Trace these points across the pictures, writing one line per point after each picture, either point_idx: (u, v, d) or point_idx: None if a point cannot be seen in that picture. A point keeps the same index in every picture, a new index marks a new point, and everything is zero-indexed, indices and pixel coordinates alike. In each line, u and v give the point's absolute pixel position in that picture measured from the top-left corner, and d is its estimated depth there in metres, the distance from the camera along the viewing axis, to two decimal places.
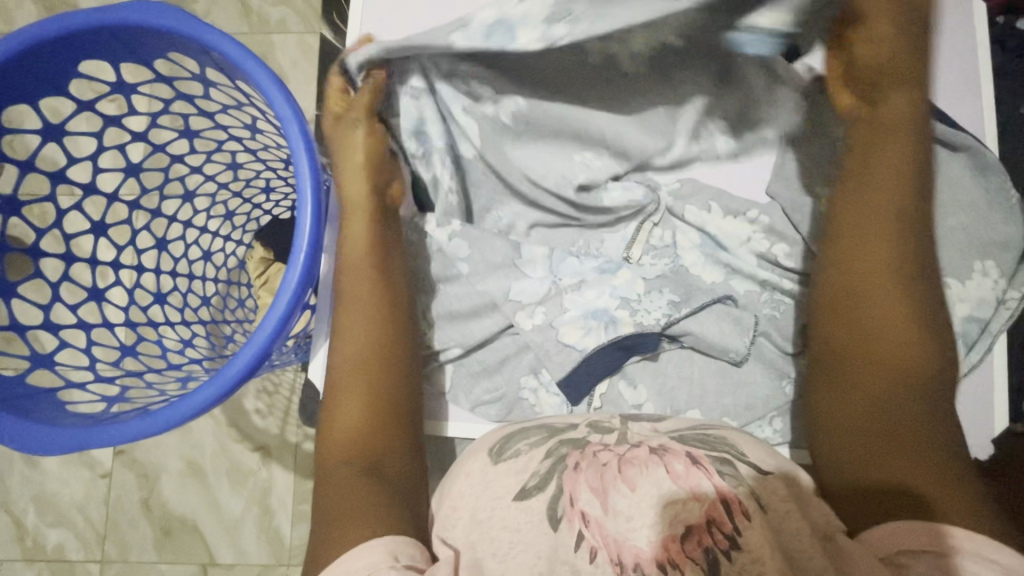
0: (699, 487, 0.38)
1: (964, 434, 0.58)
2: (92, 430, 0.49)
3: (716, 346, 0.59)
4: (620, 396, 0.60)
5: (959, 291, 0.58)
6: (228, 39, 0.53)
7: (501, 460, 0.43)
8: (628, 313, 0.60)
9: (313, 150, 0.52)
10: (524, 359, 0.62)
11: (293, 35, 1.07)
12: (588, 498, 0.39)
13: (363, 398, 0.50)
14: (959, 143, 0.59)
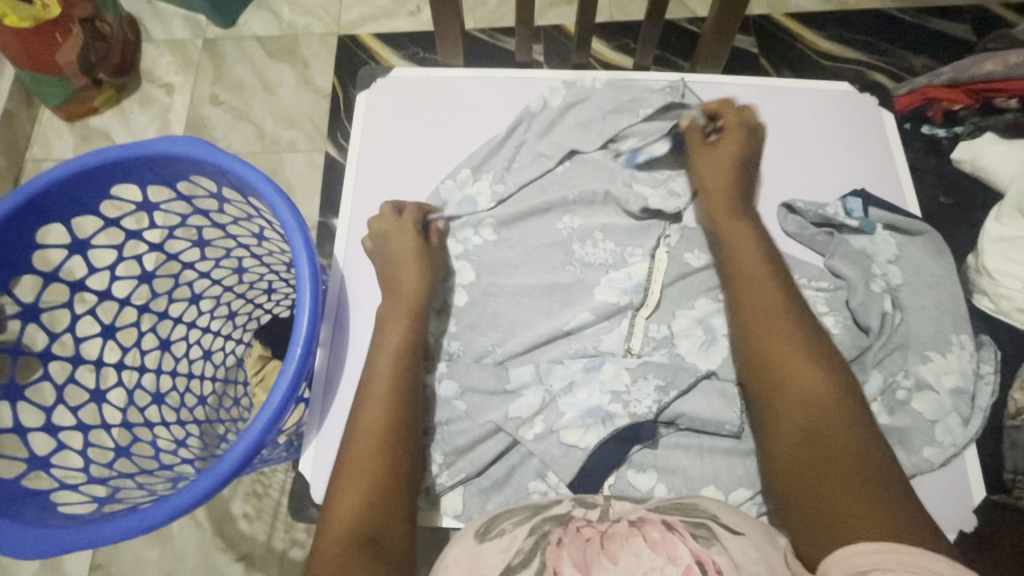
0: (676, 553, 0.38)
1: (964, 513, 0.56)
2: (80, 530, 0.49)
3: (710, 422, 0.57)
4: (631, 486, 0.57)
5: (942, 364, 0.58)
6: (244, 165, 0.62)
7: (487, 538, 0.44)
8: (621, 405, 0.57)
9: (312, 254, 0.58)
10: (529, 463, 0.59)
11: (301, 154, 1.20)
12: (571, 573, 0.39)
13: (380, 445, 0.51)
14: (913, 229, 0.63)
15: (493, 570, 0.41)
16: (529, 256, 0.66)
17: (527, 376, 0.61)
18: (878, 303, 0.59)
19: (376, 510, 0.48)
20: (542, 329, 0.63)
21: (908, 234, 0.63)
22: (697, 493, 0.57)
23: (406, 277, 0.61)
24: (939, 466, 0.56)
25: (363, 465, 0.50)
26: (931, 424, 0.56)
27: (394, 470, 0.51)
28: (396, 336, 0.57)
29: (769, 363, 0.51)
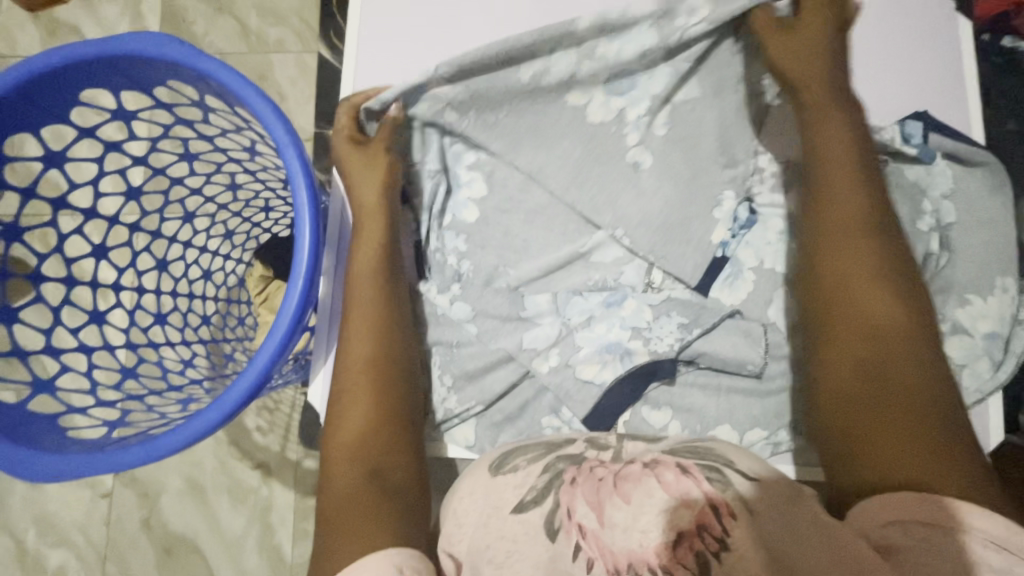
0: (689, 494, 0.37)
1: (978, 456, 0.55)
2: (93, 456, 0.49)
3: (732, 362, 0.56)
4: (646, 423, 0.56)
5: (982, 308, 0.55)
6: (226, 69, 0.54)
7: (500, 473, 0.45)
8: (642, 342, 0.56)
9: (310, 172, 0.53)
10: (543, 399, 0.58)
11: (292, 54, 1.08)
12: (586, 511, 0.39)
13: (365, 368, 0.51)
14: (976, 159, 0.57)
15: (506, 505, 0.42)
16: (548, 178, 0.59)
17: (543, 305, 0.59)
18: (925, 244, 0.55)
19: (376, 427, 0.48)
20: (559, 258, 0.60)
21: (969, 164, 0.57)
22: (711, 431, 0.56)
23: (363, 196, 0.57)
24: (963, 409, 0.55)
25: (353, 390, 0.50)
26: (959, 368, 0.54)
27: (388, 393, 0.50)
28: (366, 257, 0.55)
29: (841, 317, 0.47)
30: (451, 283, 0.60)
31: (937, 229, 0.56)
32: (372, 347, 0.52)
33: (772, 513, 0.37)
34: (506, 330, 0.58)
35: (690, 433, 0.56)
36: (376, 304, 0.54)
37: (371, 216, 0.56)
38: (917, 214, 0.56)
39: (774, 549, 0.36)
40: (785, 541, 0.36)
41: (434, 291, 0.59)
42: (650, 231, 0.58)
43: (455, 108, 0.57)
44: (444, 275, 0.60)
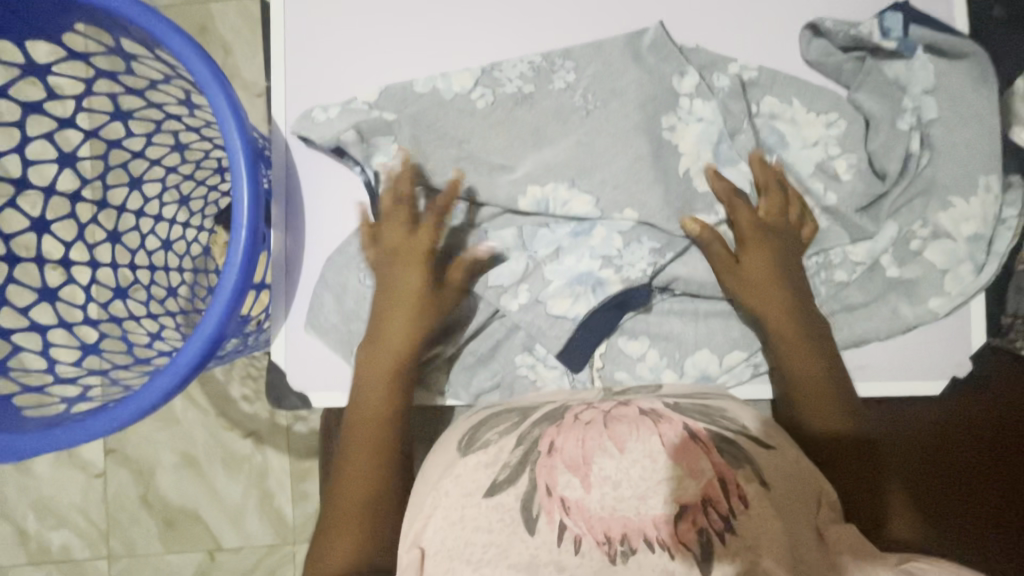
0: (698, 466, 0.37)
1: (957, 357, 0.55)
2: (48, 432, 0.47)
3: (708, 283, 0.55)
4: (622, 354, 0.56)
5: (964, 210, 0.54)
6: (132, 2, 0.48)
7: (471, 450, 0.43)
8: (613, 271, 0.55)
9: (241, 116, 0.47)
10: (515, 339, 0.56)
11: (234, 3, 1.00)
12: (567, 482, 0.38)
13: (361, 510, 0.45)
14: (958, 51, 0.55)
15: (481, 482, 0.40)
16: (506, 112, 0.57)
17: (507, 240, 0.56)
18: (903, 148, 0.54)
19: (370, 534, 0.44)
20: (522, 199, 0.56)
21: (950, 58, 0.54)
22: (689, 356, 0.55)
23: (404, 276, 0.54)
24: (944, 314, 0.54)
25: (343, 526, 0.45)
26: (941, 274, 0.54)
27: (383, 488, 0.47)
28: (393, 338, 0.53)
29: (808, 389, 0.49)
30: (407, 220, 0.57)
31: (918, 128, 0.54)
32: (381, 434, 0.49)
33: (790, 499, 0.38)
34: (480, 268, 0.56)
35: (668, 360, 0.56)
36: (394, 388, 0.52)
37: (391, 352, 0.53)
38: (894, 115, 0.54)
39: (786, 532, 0.37)
40: (796, 533, 0.37)
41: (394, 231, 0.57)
42: (624, 155, 0.56)
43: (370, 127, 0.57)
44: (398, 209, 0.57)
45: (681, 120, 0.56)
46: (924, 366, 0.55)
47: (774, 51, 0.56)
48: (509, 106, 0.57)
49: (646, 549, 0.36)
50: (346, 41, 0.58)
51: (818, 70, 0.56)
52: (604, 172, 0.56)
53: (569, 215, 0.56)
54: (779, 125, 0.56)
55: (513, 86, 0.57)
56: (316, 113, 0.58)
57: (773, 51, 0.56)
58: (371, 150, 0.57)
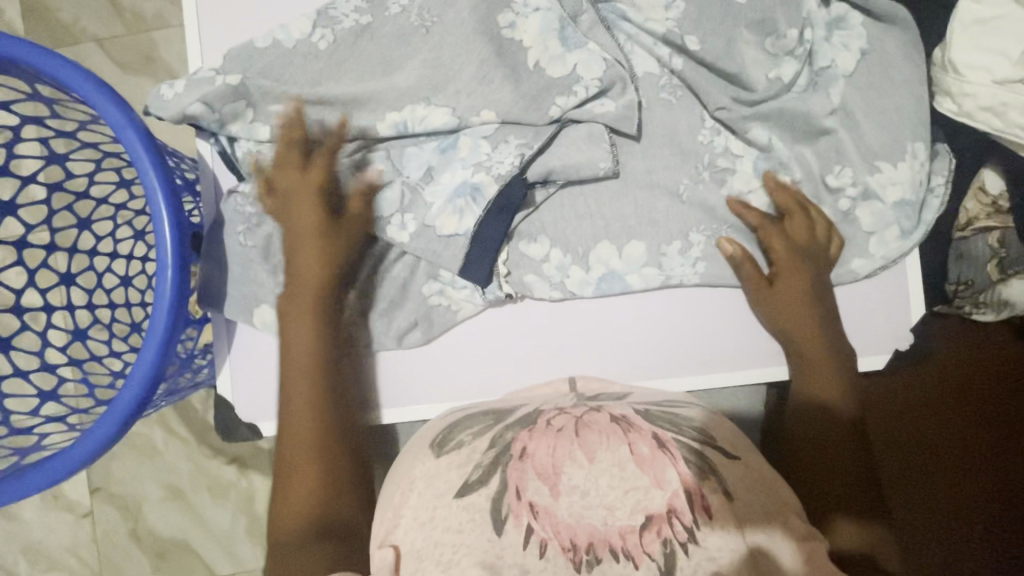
0: (664, 476, 0.38)
1: (888, 328, 0.54)
2: (2, 484, 0.48)
3: (583, 166, 0.52)
4: (525, 256, 0.53)
5: (892, 174, 0.53)
6: (38, 50, 0.47)
7: (443, 452, 0.44)
8: (486, 174, 0.51)
9: (157, 155, 0.47)
10: (417, 267, 0.54)
11: (174, 29, 0.98)
12: (537, 488, 0.38)
13: (314, 450, 0.46)
14: (887, 17, 0.53)
15: (450, 486, 0.41)
16: (349, 48, 0.52)
17: (375, 159, 0.53)
18: (779, 68, 0.53)
19: (323, 498, 0.44)
20: (379, 125, 0.52)
21: (882, 26, 0.53)
22: (593, 251, 0.53)
23: (309, 217, 0.50)
24: (862, 276, 0.54)
25: (296, 478, 0.45)
26: (866, 236, 0.53)
27: (332, 445, 0.46)
28: (309, 281, 0.50)
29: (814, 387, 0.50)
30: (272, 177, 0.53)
31: (806, 68, 0.53)
32: (314, 391, 0.48)
33: (752, 505, 0.39)
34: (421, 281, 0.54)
35: (572, 258, 0.53)
36: (314, 333, 0.49)
37: (304, 285, 0.50)
38: (781, 42, 0.53)
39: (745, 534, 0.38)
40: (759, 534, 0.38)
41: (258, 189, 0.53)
42: (470, 62, 0.51)
43: (229, 88, 0.51)
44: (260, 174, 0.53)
45: (519, 16, 0.52)
46: (871, 338, 0.54)
47: (699, 21, 0.53)
48: (351, 40, 0.52)
49: (611, 559, 0.36)
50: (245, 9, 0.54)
51: (750, 39, 0.53)
52: (457, 83, 0.51)
53: (429, 131, 0.52)
54: (709, 101, 0.53)
55: (350, 20, 0.52)
56: (165, 91, 0.51)
57: (698, 19, 0.53)
58: (225, 117, 0.52)
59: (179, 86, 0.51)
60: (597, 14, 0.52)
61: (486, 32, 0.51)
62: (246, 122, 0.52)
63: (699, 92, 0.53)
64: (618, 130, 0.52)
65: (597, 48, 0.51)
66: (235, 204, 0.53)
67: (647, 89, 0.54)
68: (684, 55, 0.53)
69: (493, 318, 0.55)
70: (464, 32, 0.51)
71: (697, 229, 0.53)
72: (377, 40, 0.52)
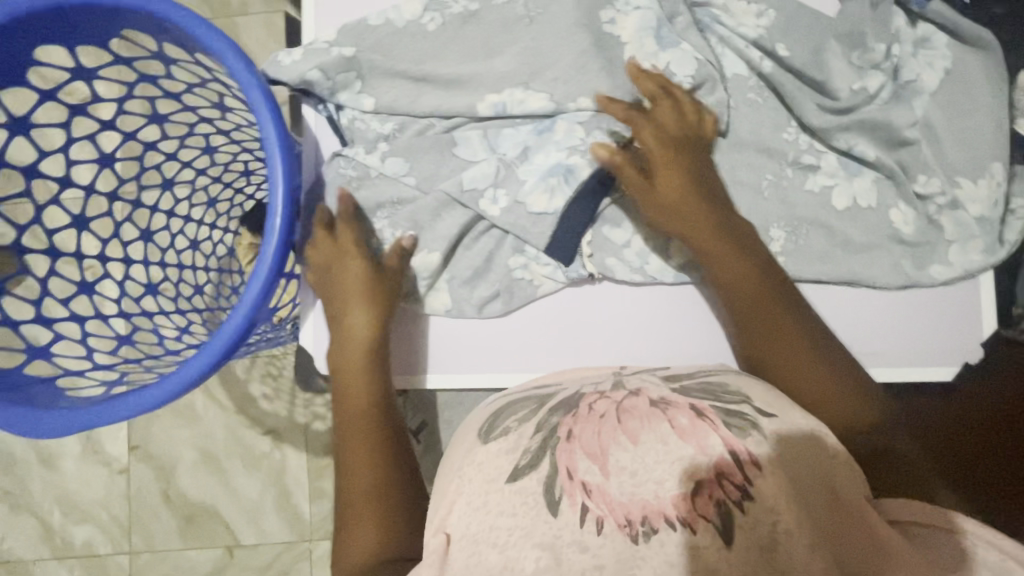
0: (707, 442, 0.39)
1: (960, 339, 0.55)
2: (95, 408, 0.50)
3: None
4: (607, 240, 0.56)
5: (971, 191, 0.54)
6: (180, 9, 0.51)
7: (492, 437, 0.45)
8: (580, 158, 0.53)
9: (278, 112, 0.50)
10: (506, 240, 0.56)
11: (257, 16, 1.03)
12: (587, 468, 0.39)
13: (375, 501, 0.48)
14: (971, 38, 0.55)
15: (501, 471, 0.42)
16: (456, 31, 0.56)
17: (473, 138, 0.56)
18: (862, 81, 0.55)
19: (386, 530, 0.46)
20: (479, 105, 0.56)
21: (961, 46, 0.55)
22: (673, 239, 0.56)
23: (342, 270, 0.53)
24: (940, 286, 0.55)
25: (359, 519, 0.47)
26: (947, 245, 0.54)
27: (388, 478, 0.49)
28: (352, 325, 0.53)
29: (761, 331, 0.48)
30: (377, 143, 0.57)
31: (891, 82, 0.55)
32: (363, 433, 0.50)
33: (805, 470, 0.39)
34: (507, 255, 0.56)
35: (652, 245, 0.55)
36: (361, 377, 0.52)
37: (355, 346, 0.53)
38: (867, 56, 0.55)
39: (798, 495, 0.38)
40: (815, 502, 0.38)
41: (362, 153, 0.56)
42: (569, 52, 0.54)
43: (344, 60, 0.55)
44: (366, 140, 0.57)
45: (621, 13, 0.56)
46: (940, 348, 0.55)
47: (785, 30, 0.55)
48: (459, 25, 0.56)
49: (669, 528, 0.37)
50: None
51: (836, 52, 0.55)
52: (555, 71, 0.55)
53: (528, 114, 0.55)
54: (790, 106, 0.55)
55: (460, 6, 0.56)
56: (282, 58, 0.56)
57: (784, 29, 0.56)
58: (336, 86, 0.56)
59: (297, 54, 0.55)
60: (691, 17, 0.56)
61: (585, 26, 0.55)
62: (353, 91, 0.56)
63: (784, 98, 0.56)
64: (706, 125, 0.55)
65: (691, 48, 0.55)
66: (340, 166, 0.56)
67: (735, 90, 0.56)
68: (773, 60, 0.56)
69: (571, 296, 0.57)
70: (563, 24, 0.55)
71: (779, 226, 0.55)
72: (480, 27, 0.56)
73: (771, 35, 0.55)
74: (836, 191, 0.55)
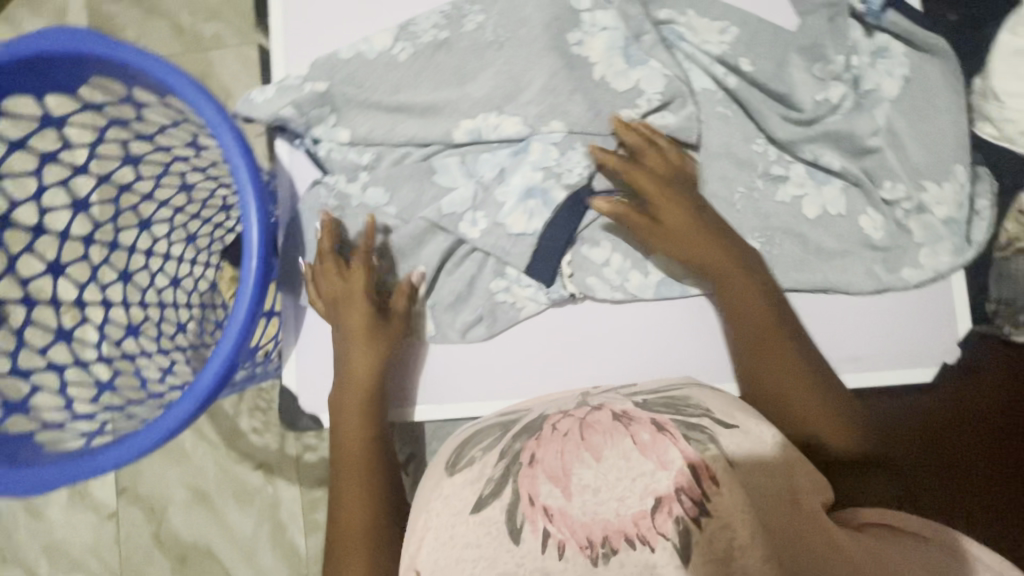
0: (667, 457, 0.39)
1: (933, 341, 0.57)
2: (75, 462, 0.50)
3: None
4: (588, 259, 0.56)
5: (937, 193, 0.55)
6: (147, 55, 0.51)
7: (457, 470, 0.44)
8: (555, 180, 0.54)
9: (250, 154, 0.50)
10: (487, 264, 0.56)
11: (231, 49, 1.03)
12: (548, 491, 0.39)
13: (366, 536, 0.47)
14: (927, 46, 0.56)
15: (465, 505, 0.41)
16: (427, 60, 0.56)
17: (450, 164, 0.56)
18: (825, 91, 0.56)
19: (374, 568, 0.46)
20: (455, 131, 0.55)
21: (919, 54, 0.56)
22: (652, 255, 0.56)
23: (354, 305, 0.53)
24: (913, 288, 0.56)
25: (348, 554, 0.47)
26: (917, 247, 0.55)
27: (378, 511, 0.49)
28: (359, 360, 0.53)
29: (760, 352, 0.49)
30: (357, 172, 0.56)
31: (853, 91, 0.56)
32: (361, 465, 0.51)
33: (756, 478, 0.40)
34: (485, 279, 0.56)
35: (631, 262, 0.56)
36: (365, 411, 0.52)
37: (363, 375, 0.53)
38: (829, 67, 0.56)
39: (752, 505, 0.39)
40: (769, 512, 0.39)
41: (343, 182, 0.56)
42: (541, 75, 0.55)
43: (320, 95, 0.55)
44: (346, 168, 0.56)
45: (587, 35, 0.56)
46: (918, 348, 0.57)
47: (748, 44, 0.57)
48: (429, 54, 0.56)
49: (627, 548, 0.37)
50: (327, 24, 0.58)
51: (800, 64, 0.56)
52: (526, 96, 0.55)
53: (503, 139, 0.55)
54: (758, 119, 0.56)
55: (429, 36, 0.57)
56: (256, 96, 0.56)
57: (747, 44, 0.57)
58: (310, 121, 0.56)
59: (270, 92, 0.55)
60: (658, 35, 0.56)
61: (553, 50, 0.55)
62: (329, 124, 0.56)
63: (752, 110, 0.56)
64: (678, 140, 0.56)
65: (659, 65, 0.56)
66: (318, 195, 0.56)
67: (705, 104, 0.56)
68: (738, 75, 0.57)
69: (555, 317, 0.58)
70: (531, 50, 0.55)
71: (754, 236, 0.55)
72: (450, 55, 0.56)
73: (736, 51, 0.56)
74: (805, 201, 0.56)
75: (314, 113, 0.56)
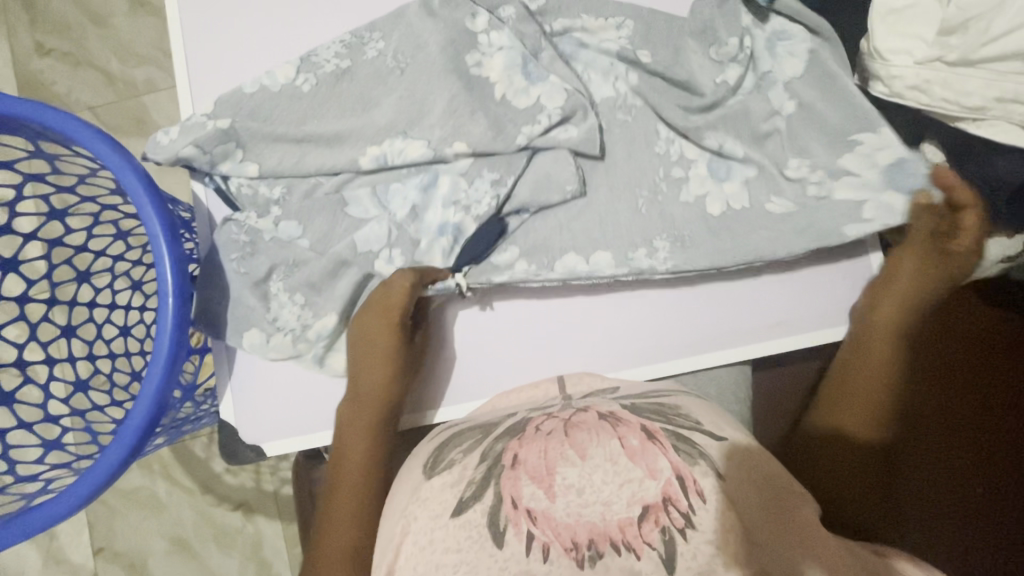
0: (657, 465, 0.33)
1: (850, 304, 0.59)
2: (10, 523, 0.49)
3: (548, 190, 0.56)
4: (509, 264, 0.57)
5: (841, 154, 0.57)
6: (41, 106, 0.51)
7: (435, 473, 0.39)
8: (464, 213, 0.55)
9: (156, 193, 0.50)
10: None
11: (164, 92, 1.02)
12: (531, 493, 0.33)
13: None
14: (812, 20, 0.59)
15: (444, 509, 0.35)
16: (332, 81, 0.57)
17: (362, 197, 0.57)
18: (722, 72, 0.58)
19: None
20: (362, 158, 0.56)
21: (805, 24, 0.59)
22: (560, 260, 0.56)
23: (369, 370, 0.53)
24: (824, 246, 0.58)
25: None
26: None
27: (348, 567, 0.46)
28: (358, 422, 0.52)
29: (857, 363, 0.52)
30: (269, 207, 0.57)
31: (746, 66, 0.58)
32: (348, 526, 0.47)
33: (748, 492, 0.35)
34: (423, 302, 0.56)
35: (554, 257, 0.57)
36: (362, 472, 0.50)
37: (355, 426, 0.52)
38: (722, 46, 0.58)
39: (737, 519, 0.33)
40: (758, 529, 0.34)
41: (253, 219, 0.56)
42: (443, 84, 0.55)
43: (224, 130, 0.55)
44: (258, 207, 0.57)
45: (485, 55, 0.57)
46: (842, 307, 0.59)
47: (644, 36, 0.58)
48: (332, 75, 0.57)
49: (613, 553, 0.31)
50: (232, 61, 0.59)
51: (695, 48, 0.58)
52: (433, 105, 0.56)
53: (409, 164, 0.56)
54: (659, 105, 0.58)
55: (332, 65, 0.57)
56: (161, 138, 0.56)
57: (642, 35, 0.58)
58: (216, 158, 0.55)
59: (175, 132, 0.55)
60: (555, 51, 0.58)
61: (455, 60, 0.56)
62: (236, 163, 0.56)
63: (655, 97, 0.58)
64: (583, 152, 0.57)
65: (559, 79, 0.57)
66: (229, 234, 0.56)
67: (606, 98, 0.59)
68: (635, 65, 0.58)
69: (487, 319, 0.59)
70: (432, 61, 0.56)
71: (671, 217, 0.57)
72: (355, 75, 0.57)
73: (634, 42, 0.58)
74: (716, 176, 0.57)
75: (218, 149, 0.55)
